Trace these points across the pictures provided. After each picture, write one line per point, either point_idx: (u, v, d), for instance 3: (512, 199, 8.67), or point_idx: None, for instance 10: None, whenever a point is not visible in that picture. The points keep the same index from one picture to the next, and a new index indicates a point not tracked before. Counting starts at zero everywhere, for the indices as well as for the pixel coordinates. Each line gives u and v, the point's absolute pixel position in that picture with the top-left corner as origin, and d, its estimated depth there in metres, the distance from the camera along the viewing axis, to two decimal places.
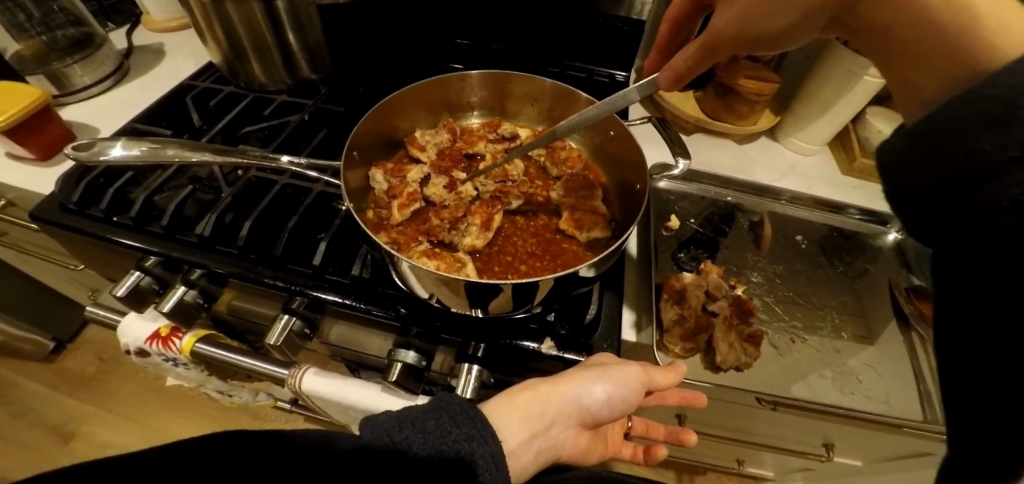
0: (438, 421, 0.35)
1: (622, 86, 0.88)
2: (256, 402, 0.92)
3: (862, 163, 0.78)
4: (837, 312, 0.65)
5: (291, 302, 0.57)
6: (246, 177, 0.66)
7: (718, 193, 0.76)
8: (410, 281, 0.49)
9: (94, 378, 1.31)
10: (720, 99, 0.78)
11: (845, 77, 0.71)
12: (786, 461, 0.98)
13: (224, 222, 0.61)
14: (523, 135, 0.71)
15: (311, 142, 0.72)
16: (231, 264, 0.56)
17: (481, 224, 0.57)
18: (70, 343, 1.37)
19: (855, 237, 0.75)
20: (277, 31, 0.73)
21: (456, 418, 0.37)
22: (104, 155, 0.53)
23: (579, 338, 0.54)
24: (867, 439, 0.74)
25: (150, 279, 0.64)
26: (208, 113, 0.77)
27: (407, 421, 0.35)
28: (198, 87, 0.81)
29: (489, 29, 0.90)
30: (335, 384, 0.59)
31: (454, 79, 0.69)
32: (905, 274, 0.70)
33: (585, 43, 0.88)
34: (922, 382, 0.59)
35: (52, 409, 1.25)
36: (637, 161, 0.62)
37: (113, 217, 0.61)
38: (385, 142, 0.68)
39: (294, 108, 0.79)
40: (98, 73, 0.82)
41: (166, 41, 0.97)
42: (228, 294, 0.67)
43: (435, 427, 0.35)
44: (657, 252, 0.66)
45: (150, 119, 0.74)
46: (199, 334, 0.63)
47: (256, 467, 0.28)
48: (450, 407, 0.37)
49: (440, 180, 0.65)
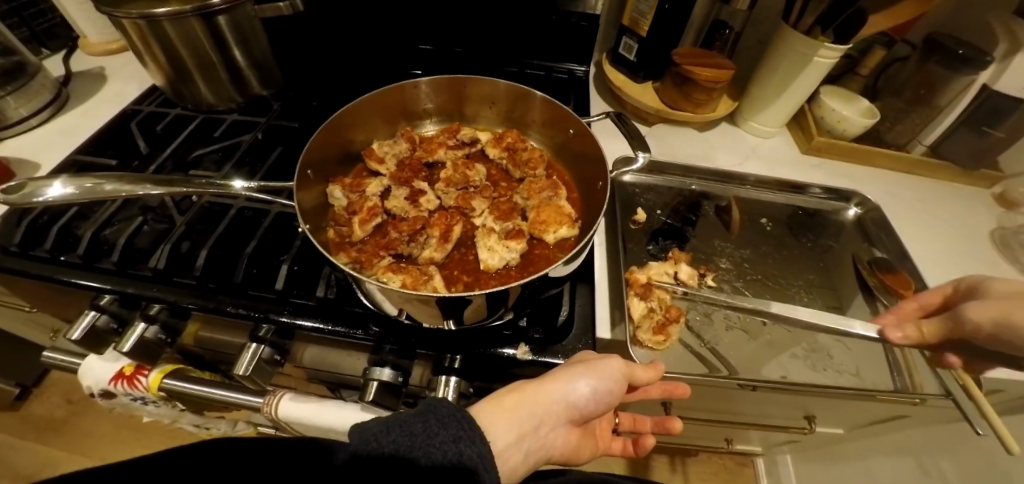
0: (425, 424, 0.35)
1: (582, 81, 0.88)
2: (236, 432, 0.90)
3: (821, 140, 0.80)
4: (805, 291, 0.66)
5: (258, 329, 0.55)
6: (200, 203, 0.64)
7: (682, 182, 0.78)
8: (376, 299, 0.48)
9: (64, 422, 1.25)
10: (678, 89, 0.77)
11: (795, 60, 0.72)
12: (772, 436, 1.00)
13: (180, 252, 0.58)
14: (483, 139, 0.71)
15: (266, 161, 0.70)
16: (191, 296, 0.54)
17: (440, 236, 0.56)
18: (35, 387, 1.30)
19: (817, 215, 0.76)
20: (221, 48, 0.70)
21: (443, 421, 0.36)
22: (40, 196, 0.49)
23: (553, 341, 0.53)
24: (846, 409, 0.76)
25: (107, 317, 0.60)
26: (156, 138, 0.74)
27: (394, 425, 0.35)
28: (143, 110, 0.78)
29: (447, 32, 0.88)
30: (313, 409, 0.58)
31: (406, 87, 0.68)
32: (868, 247, 0.72)
33: (542, 41, 0.87)
34: (891, 351, 0.61)
35: (21, 459, 1.19)
36: (598, 155, 0.61)
37: (61, 256, 0.58)
38: (340, 156, 0.66)
39: (246, 127, 0.77)
40: (34, 104, 0.78)
41: (106, 65, 0.93)
42: (192, 326, 0.65)
43: (422, 430, 0.35)
44: (627, 246, 0.67)
45: (94, 149, 0.71)
46: (166, 369, 0.61)
47: None
48: (439, 410, 0.37)
49: (402, 191, 0.63)
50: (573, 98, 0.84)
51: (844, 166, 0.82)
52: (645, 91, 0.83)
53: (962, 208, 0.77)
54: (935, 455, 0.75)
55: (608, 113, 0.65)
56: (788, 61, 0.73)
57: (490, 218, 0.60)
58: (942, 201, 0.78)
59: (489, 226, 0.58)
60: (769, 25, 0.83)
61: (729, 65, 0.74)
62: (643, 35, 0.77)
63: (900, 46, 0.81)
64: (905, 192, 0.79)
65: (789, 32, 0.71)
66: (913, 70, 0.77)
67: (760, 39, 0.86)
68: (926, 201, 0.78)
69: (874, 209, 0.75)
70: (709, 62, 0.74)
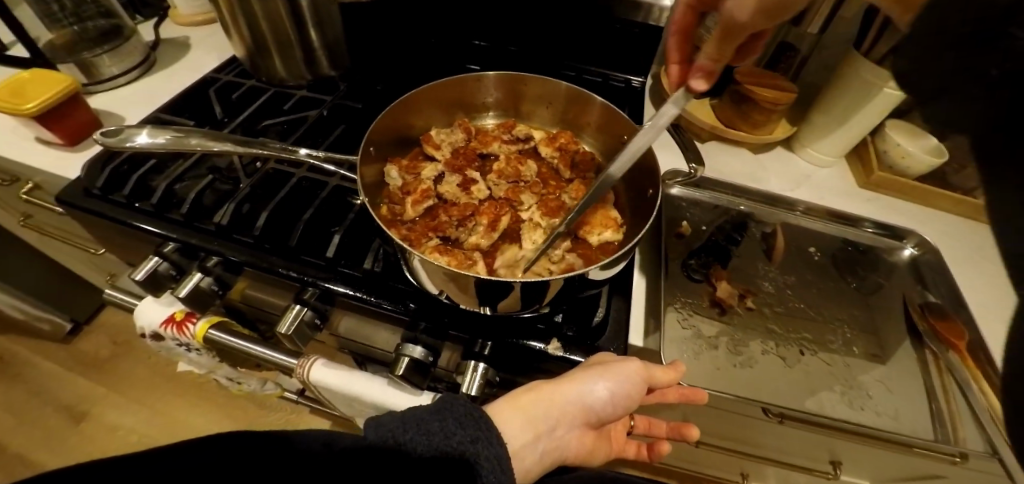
0: (442, 422, 0.36)
1: (637, 91, 0.88)
2: (264, 391, 0.95)
3: (880, 175, 0.78)
4: (850, 327, 0.64)
5: (303, 293, 0.58)
6: (264, 169, 0.68)
7: (731, 201, 0.76)
8: (421, 277, 0.50)
9: (107, 360, 1.34)
10: (737, 107, 0.77)
11: (864, 89, 0.70)
12: (791, 477, 0.96)
13: (242, 212, 0.62)
14: (537, 137, 0.72)
15: (328, 136, 0.74)
16: (246, 253, 0.58)
17: (487, 224, 0.58)
18: (86, 325, 1.40)
19: (868, 251, 0.74)
20: (299, 27, 0.74)
21: (460, 420, 0.37)
22: (130, 142, 0.54)
23: (585, 340, 0.54)
24: (876, 459, 0.73)
25: (168, 265, 0.65)
26: (230, 105, 0.79)
27: (411, 422, 0.35)
28: (221, 79, 0.84)
29: (508, 31, 0.90)
30: (342, 377, 0.61)
31: (469, 80, 0.70)
32: (920, 291, 0.69)
33: (602, 48, 0.88)
34: (935, 401, 0.58)
35: (67, 390, 1.28)
36: (650, 165, 0.61)
37: (135, 203, 0.63)
38: (400, 139, 0.69)
39: (314, 103, 0.81)
40: (125, 63, 0.85)
41: (191, 35, 1.00)
42: (242, 282, 0.69)
43: (439, 429, 0.36)
44: (668, 258, 0.66)
45: (174, 110, 0.76)
46: (213, 321, 0.64)
47: (255, 469, 0.29)
48: (455, 408, 0.38)
49: (454, 178, 0.65)
50: (626, 106, 0.85)
51: (901, 204, 0.79)
52: (701, 106, 0.83)
53: None
54: None
55: (664, 124, 0.64)
56: (855, 89, 0.71)
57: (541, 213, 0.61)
58: None
59: (536, 221, 0.59)
60: (839, 52, 0.81)
61: (792, 88, 0.73)
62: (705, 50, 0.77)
63: None
64: (968, 239, 0.75)
65: (858, 60, 0.69)
66: None
67: (827, 66, 0.84)
68: (990, 251, 0.74)
69: (932, 251, 0.71)
70: (771, 84, 0.73)
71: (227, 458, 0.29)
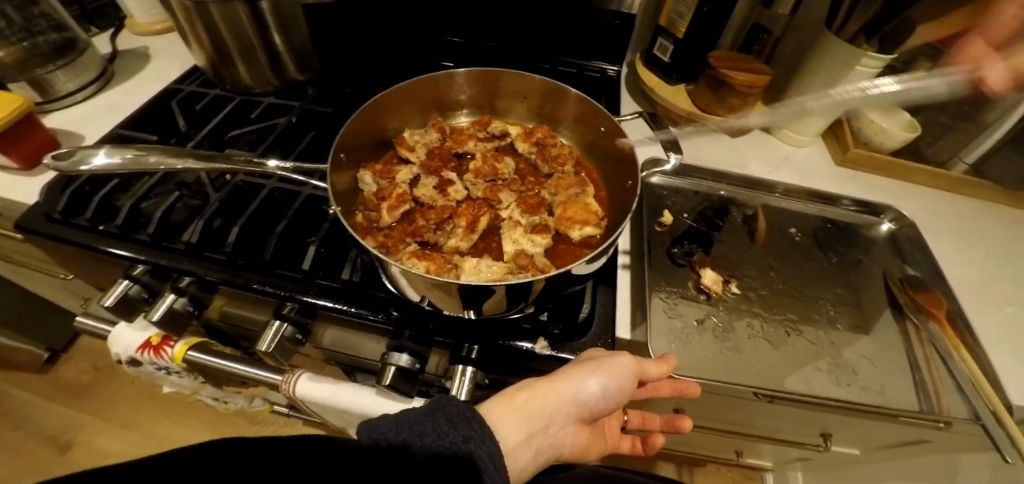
0: (435, 423, 0.34)
1: (612, 81, 0.88)
2: (252, 408, 0.93)
3: (856, 152, 0.78)
4: (833, 305, 0.65)
5: (282, 307, 0.56)
6: (234, 181, 0.65)
7: (712, 187, 0.76)
8: (401, 284, 0.48)
9: (89, 386, 1.30)
10: (713, 92, 0.76)
11: (837, 67, 0.70)
12: (784, 452, 0.98)
13: (212, 228, 0.60)
14: (513, 133, 0.71)
15: (299, 144, 0.72)
16: (219, 271, 0.56)
17: (466, 226, 0.57)
18: (64, 352, 1.36)
19: (848, 228, 0.74)
20: (262, 32, 0.71)
21: (452, 420, 0.36)
22: (86, 164, 0.51)
23: (572, 337, 0.53)
24: (865, 429, 0.74)
25: (139, 287, 0.63)
26: (195, 117, 0.76)
27: (404, 424, 0.34)
28: (184, 90, 0.80)
29: (480, 27, 0.89)
30: (329, 388, 0.59)
31: (440, 78, 0.68)
32: (899, 264, 0.70)
33: (575, 38, 0.87)
34: (918, 371, 0.59)
35: (49, 420, 1.24)
36: (627, 155, 0.61)
37: (99, 225, 0.60)
38: (373, 142, 0.67)
39: (282, 111, 0.79)
40: (81, 79, 0.81)
41: (150, 45, 0.96)
42: (218, 301, 0.67)
43: (432, 430, 0.34)
44: (652, 248, 0.66)
45: (135, 126, 0.73)
46: (191, 342, 0.62)
47: None
48: (448, 409, 0.37)
49: (430, 181, 0.64)
50: (602, 97, 0.84)
51: (878, 180, 0.80)
52: (678, 93, 0.82)
53: (1003, 231, 0.75)
54: None
55: (639, 114, 0.64)
56: (829, 67, 0.71)
57: (521, 212, 0.60)
58: (981, 222, 0.75)
59: (516, 219, 0.59)
60: (810, 32, 0.82)
61: (766, 70, 0.73)
62: (679, 36, 0.76)
63: (943, 61, 0.78)
64: (942, 210, 0.77)
65: (831, 40, 0.69)
66: None
67: (800, 47, 0.84)
68: (964, 220, 0.75)
69: (910, 225, 0.72)
70: (747, 67, 0.73)
71: (220, 465, 0.26)
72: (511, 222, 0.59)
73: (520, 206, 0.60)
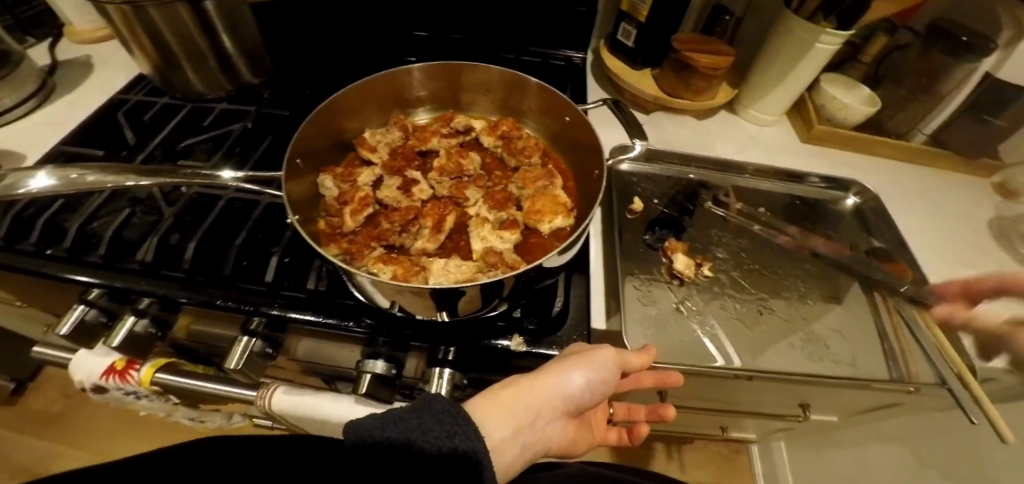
0: (419, 420, 0.34)
1: (578, 68, 0.87)
2: (231, 424, 0.88)
3: (820, 129, 0.79)
4: (803, 281, 0.66)
5: (250, 323, 0.54)
6: (188, 194, 0.63)
7: (681, 171, 0.77)
8: (368, 291, 0.47)
9: (61, 414, 1.25)
10: (678, 76, 0.76)
11: (797, 45, 0.70)
12: (767, 424, 1.00)
13: (168, 244, 0.57)
14: (478, 127, 0.69)
15: (256, 150, 0.69)
16: (178, 289, 0.53)
17: (432, 227, 0.56)
18: (31, 381, 1.30)
19: (815, 204, 0.75)
20: (209, 35, 0.68)
21: (436, 416, 0.35)
22: (22, 187, 0.47)
23: (546, 334, 0.53)
24: (841, 397, 0.76)
25: (96, 311, 0.59)
26: (144, 128, 0.72)
27: (389, 421, 0.35)
28: (131, 100, 0.76)
29: (441, 19, 0.86)
30: (308, 400, 0.55)
31: (398, 75, 0.66)
32: (865, 237, 0.72)
33: (538, 27, 0.85)
34: (887, 340, 0.60)
35: (20, 453, 1.19)
36: (593, 144, 0.60)
37: (46, 249, 0.57)
38: (332, 144, 0.65)
39: (236, 116, 0.76)
40: (18, 93, 0.76)
41: (92, 53, 0.90)
42: (183, 320, 0.64)
43: (416, 426, 0.34)
44: (624, 236, 0.66)
45: (80, 141, 0.69)
46: (159, 364, 0.59)
47: None
48: (433, 405, 0.36)
49: (394, 181, 0.62)
50: (568, 85, 0.83)
51: (843, 155, 0.81)
52: (643, 78, 0.82)
53: (961, 197, 0.77)
54: (928, 444, 0.75)
55: (605, 100, 0.62)
56: (790, 46, 0.71)
57: (488, 208, 0.59)
58: (941, 190, 0.77)
59: (483, 216, 0.58)
60: (770, 11, 0.82)
61: (729, 51, 0.73)
62: (642, 20, 0.76)
63: (901, 33, 0.78)
64: (904, 181, 0.78)
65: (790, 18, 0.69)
66: (916, 56, 0.75)
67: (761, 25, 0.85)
68: (925, 190, 0.77)
69: (873, 198, 0.74)
70: (710, 49, 0.73)
71: None
72: (479, 219, 0.58)
73: (487, 202, 0.59)
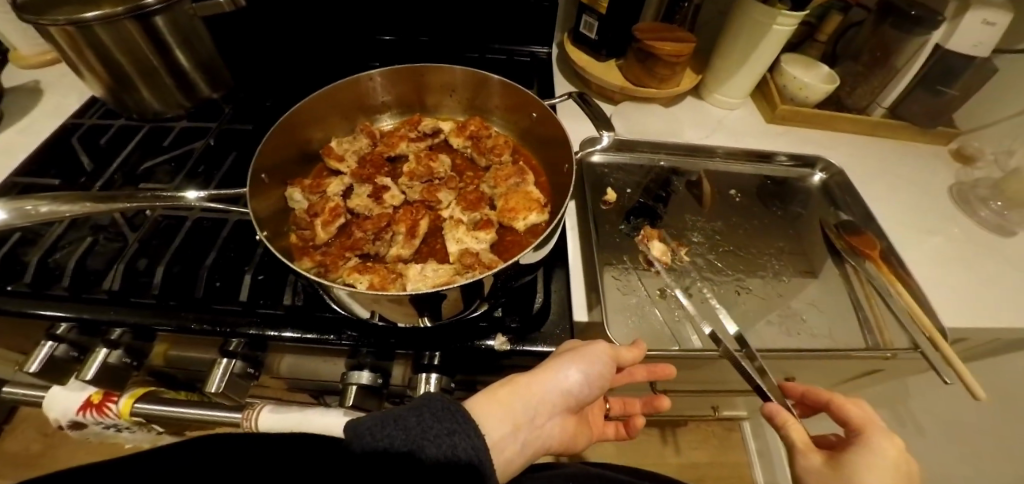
0: (419, 418, 0.34)
1: (544, 63, 0.87)
2: None
3: (783, 109, 0.81)
4: (775, 257, 0.67)
5: (229, 344, 0.53)
6: (153, 218, 0.60)
7: (652, 158, 0.78)
8: (347, 303, 0.46)
9: (42, 455, 1.21)
10: (642, 65, 0.76)
11: (756, 29, 0.72)
12: (756, 400, 1.03)
13: (136, 271, 0.56)
14: (446, 129, 0.69)
15: (221, 168, 0.68)
16: (150, 316, 0.52)
17: (406, 232, 0.56)
18: (7, 424, 1.25)
19: (784, 183, 0.77)
20: (162, 53, 0.65)
21: (436, 414, 0.35)
22: None
23: (529, 330, 0.53)
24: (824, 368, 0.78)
25: (67, 346, 0.58)
26: (101, 152, 0.70)
27: (389, 417, 0.34)
28: (85, 125, 0.73)
29: (402, 21, 0.85)
30: (295, 418, 0.52)
31: (360, 81, 0.65)
32: (834, 211, 0.74)
33: (501, 24, 0.85)
34: (861, 309, 0.62)
35: None
36: (561, 137, 0.61)
37: (6, 286, 0.55)
38: (298, 156, 0.64)
39: (198, 134, 0.74)
40: None
41: (40, 78, 0.87)
42: (159, 347, 0.62)
43: (416, 424, 0.34)
44: (600, 227, 0.67)
45: (34, 171, 0.66)
46: (137, 393, 0.57)
47: None
48: (432, 404, 0.36)
49: (364, 189, 0.62)
50: (535, 81, 0.83)
51: (806, 133, 0.83)
52: (608, 69, 0.83)
53: (921, 166, 0.80)
54: None
55: (570, 93, 0.62)
56: (749, 29, 0.73)
57: (461, 209, 0.59)
58: (901, 161, 0.80)
59: (457, 217, 0.58)
60: None
61: (691, 38, 0.74)
62: (602, 12, 0.76)
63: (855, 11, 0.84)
64: (866, 154, 0.81)
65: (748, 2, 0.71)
66: (868, 33, 0.78)
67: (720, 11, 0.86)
68: (886, 161, 0.80)
69: (838, 173, 0.76)
70: (672, 37, 0.74)
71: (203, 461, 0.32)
72: (453, 220, 0.58)
73: (460, 204, 0.59)
